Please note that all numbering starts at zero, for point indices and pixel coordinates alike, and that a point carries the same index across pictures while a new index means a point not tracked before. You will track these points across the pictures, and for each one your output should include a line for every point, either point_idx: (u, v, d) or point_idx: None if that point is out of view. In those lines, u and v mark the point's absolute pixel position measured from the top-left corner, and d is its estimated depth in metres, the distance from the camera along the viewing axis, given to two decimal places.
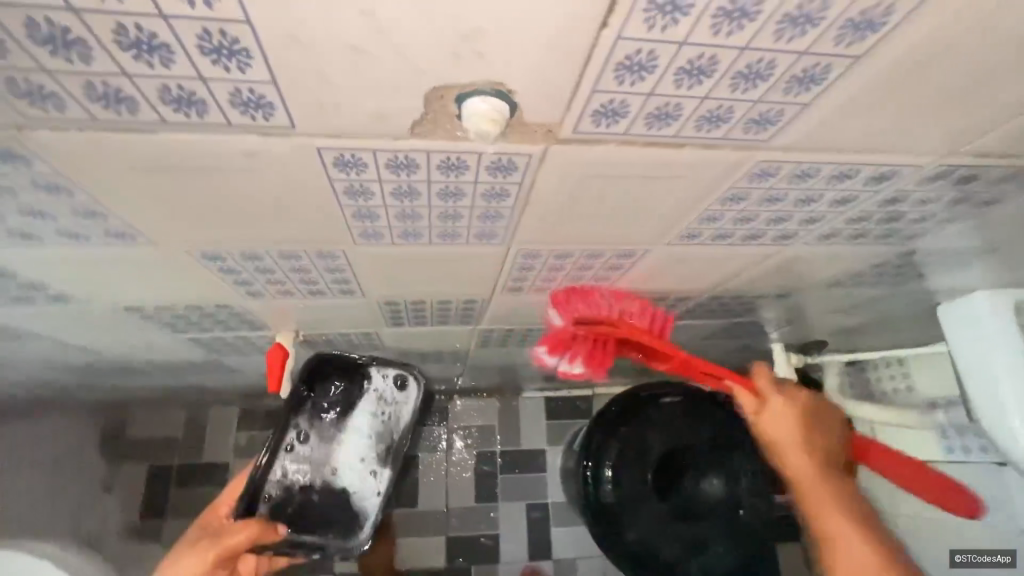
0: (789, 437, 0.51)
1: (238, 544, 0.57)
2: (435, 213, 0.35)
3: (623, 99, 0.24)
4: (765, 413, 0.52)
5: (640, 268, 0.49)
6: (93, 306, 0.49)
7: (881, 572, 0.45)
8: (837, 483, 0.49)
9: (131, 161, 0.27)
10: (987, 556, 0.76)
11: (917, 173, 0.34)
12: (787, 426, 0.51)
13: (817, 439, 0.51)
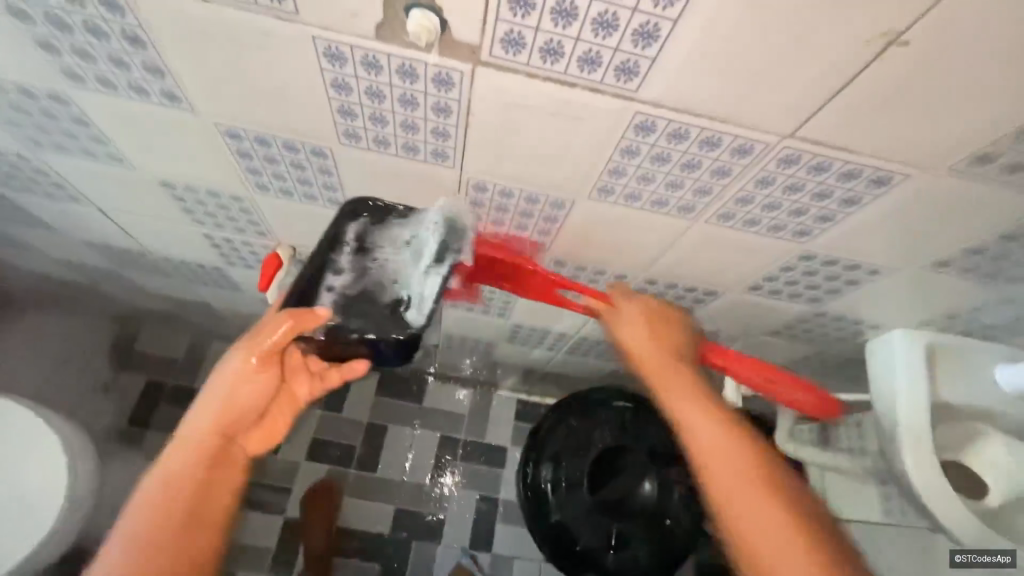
0: (637, 335, 0.60)
1: (274, 342, 0.54)
2: (395, 119, 0.45)
3: (516, 30, 0.35)
4: (621, 317, 0.61)
5: (572, 227, 0.58)
6: (138, 173, 0.61)
7: (714, 419, 0.52)
8: (683, 366, 0.58)
9: (182, 21, 0.39)
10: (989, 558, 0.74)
11: (760, 156, 0.43)
12: (635, 327, 0.61)
13: (668, 335, 0.60)
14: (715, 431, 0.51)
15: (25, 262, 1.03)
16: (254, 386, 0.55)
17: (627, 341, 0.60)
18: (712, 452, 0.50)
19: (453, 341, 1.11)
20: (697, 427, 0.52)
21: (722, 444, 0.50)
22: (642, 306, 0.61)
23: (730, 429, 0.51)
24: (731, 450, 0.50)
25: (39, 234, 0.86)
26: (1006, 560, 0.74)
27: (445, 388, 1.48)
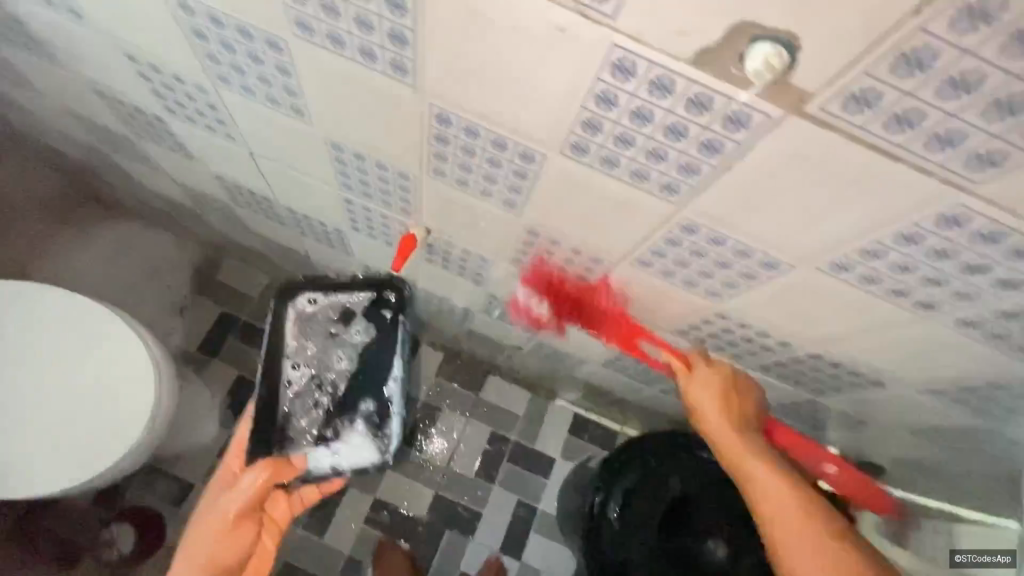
0: (711, 413, 0.59)
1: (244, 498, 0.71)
2: (644, 143, 0.40)
3: (880, 88, 0.29)
4: (692, 386, 0.62)
5: (768, 287, 0.52)
6: (313, 130, 0.58)
7: (788, 491, 0.52)
8: (750, 438, 0.58)
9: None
10: (988, 556, 0.68)
11: None
12: (704, 391, 0.61)
13: (739, 407, 0.60)
14: (788, 502, 0.52)
15: (148, 176, 1.04)
16: (232, 545, 0.68)
17: (702, 416, 0.60)
18: (795, 545, 0.50)
19: (541, 347, 1.07)
20: (773, 498, 0.53)
21: (802, 526, 0.50)
22: (715, 372, 0.62)
23: (806, 505, 0.51)
24: (801, 531, 0.50)
25: (177, 157, 0.85)
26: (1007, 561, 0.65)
27: (504, 383, 1.45)
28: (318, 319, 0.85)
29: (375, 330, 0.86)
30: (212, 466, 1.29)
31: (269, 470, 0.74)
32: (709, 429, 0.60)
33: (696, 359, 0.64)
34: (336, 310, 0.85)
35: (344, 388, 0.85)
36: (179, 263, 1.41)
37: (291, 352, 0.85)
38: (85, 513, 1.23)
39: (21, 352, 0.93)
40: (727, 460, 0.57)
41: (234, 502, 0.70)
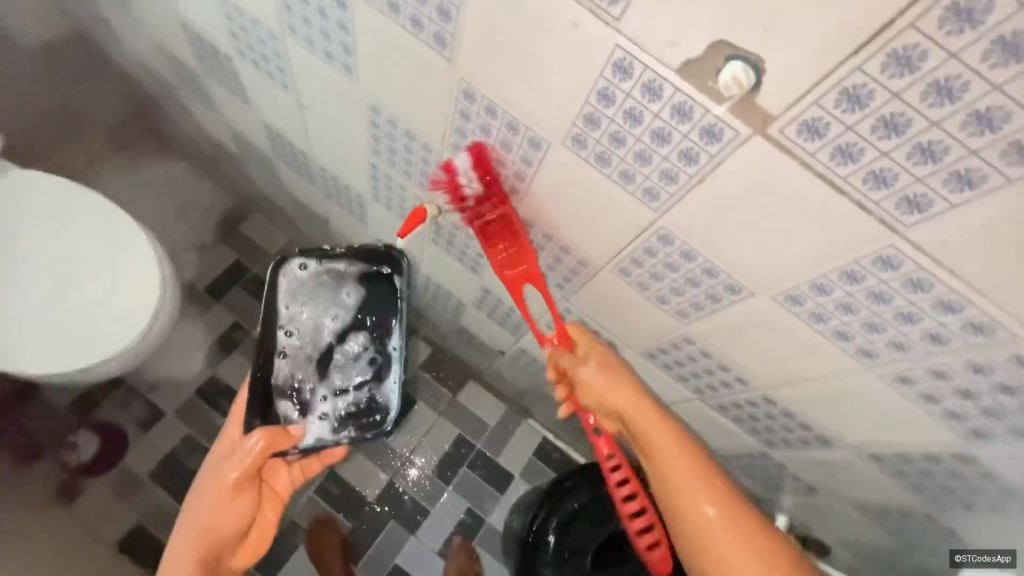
0: (617, 392, 0.68)
1: (243, 467, 0.74)
2: (632, 144, 0.45)
3: (827, 117, 0.34)
4: (593, 367, 0.68)
5: (731, 314, 0.56)
6: (356, 89, 0.65)
7: (688, 457, 0.66)
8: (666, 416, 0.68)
9: None
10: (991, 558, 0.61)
11: (990, 338, 0.40)
12: (605, 370, 0.68)
13: (638, 385, 0.69)
14: (689, 466, 0.65)
15: (205, 117, 1.14)
16: (232, 509, 0.75)
17: (608, 394, 0.68)
18: (705, 507, 0.64)
19: (522, 355, 1.10)
20: (674, 464, 0.66)
21: (697, 487, 0.64)
22: (603, 351, 0.70)
23: (703, 472, 0.65)
24: (701, 489, 0.64)
25: (235, 101, 0.94)
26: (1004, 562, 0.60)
27: (482, 391, 1.47)
28: (310, 284, 0.83)
29: (373, 297, 0.85)
30: (188, 400, 1.33)
31: (268, 440, 0.75)
32: (615, 404, 0.68)
33: (579, 333, 0.70)
34: (329, 277, 0.84)
35: (345, 353, 0.84)
36: (210, 207, 1.49)
37: (284, 320, 0.82)
38: (56, 415, 1.27)
39: (51, 243, 1.01)
40: (637, 428, 0.67)
41: (231, 473, 0.74)
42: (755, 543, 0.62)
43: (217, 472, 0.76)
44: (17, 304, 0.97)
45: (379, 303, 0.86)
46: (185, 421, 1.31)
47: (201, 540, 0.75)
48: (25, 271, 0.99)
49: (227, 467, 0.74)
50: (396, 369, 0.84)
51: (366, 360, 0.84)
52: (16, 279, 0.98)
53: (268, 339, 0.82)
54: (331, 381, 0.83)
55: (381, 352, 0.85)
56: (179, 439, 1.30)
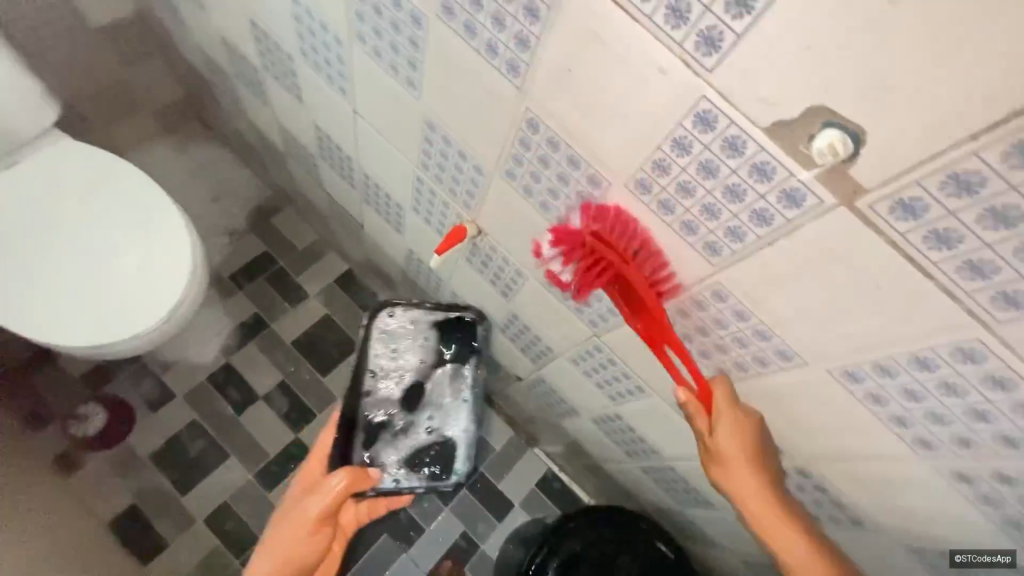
0: (737, 472, 0.57)
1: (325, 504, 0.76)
2: (700, 195, 0.43)
3: (929, 197, 0.32)
4: (717, 435, 0.57)
5: (778, 379, 0.53)
6: (415, 103, 0.65)
7: (804, 540, 0.57)
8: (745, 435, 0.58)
9: (590, 19, 0.39)
10: (986, 556, 0.51)
11: None
12: (729, 438, 0.57)
13: (758, 459, 0.58)
14: (805, 551, 0.57)
15: (255, 110, 1.15)
16: (306, 545, 0.76)
17: (726, 470, 0.57)
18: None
19: (540, 385, 1.08)
20: (791, 550, 0.57)
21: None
22: (737, 419, 0.57)
23: (818, 557, 0.56)
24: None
25: (288, 98, 0.95)
26: (1007, 563, 0.49)
27: (490, 413, 1.45)
28: (402, 328, 1.00)
29: (449, 343, 1.01)
30: (200, 385, 1.33)
31: (350, 479, 0.79)
32: (733, 484, 0.57)
33: (718, 391, 0.57)
34: (411, 323, 1.00)
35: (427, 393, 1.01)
36: (246, 197, 1.51)
37: (371, 367, 1.00)
38: (70, 384, 1.28)
39: (92, 217, 1.02)
40: (757, 522, 0.57)
41: (314, 508, 0.76)
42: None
43: (298, 505, 0.78)
44: (51, 273, 0.98)
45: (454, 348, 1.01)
46: (193, 406, 1.31)
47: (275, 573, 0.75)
48: (63, 242, 1.00)
49: (310, 502, 0.77)
50: (467, 410, 1.03)
51: (443, 400, 1.02)
52: (53, 249, 0.99)
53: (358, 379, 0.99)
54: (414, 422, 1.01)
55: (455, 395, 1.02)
56: (186, 423, 1.30)
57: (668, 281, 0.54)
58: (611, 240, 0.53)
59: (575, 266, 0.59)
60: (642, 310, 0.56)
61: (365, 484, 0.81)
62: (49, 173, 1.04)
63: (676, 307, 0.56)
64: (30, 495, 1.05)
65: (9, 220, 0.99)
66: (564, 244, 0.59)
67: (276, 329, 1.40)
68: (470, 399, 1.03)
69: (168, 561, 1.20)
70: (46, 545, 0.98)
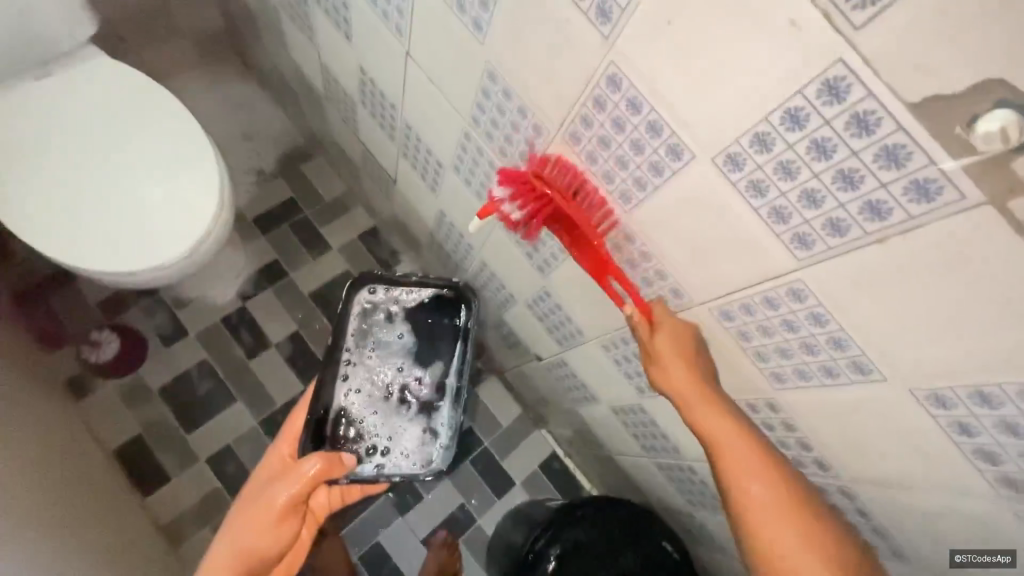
0: (672, 364, 0.58)
1: (294, 492, 0.75)
2: (803, 178, 0.39)
3: None
4: (655, 338, 0.59)
5: (844, 394, 0.49)
6: (478, 50, 0.59)
7: (743, 436, 0.55)
8: (713, 386, 0.58)
9: None
10: (986, 555, 0.49)
11: None
12: (667, 341, 0.59)
13: (699, 362, 0.59)
14: (747, 449, 0.55)
15: (297, 48, 1.10)
16: (273, 536, 0.73)
17: (663, 365, 0.59)
18: (755, 486, 0.54)
19: (559, 368, 1.04)
20: (729, 444, 0.55)
21: (754, 472, 0.54)
22: (677, 326, 0.59)
23: (759, 453, 0.55)
24: (752, 472, 0.54)
25: (334, 35, 0.90)
26: (1007, 564, 0.47)
27: (501, 389, 1.42)
28: (382, 305, 1.01)
29: (432, 327, 1.02)
30: (213, 326, 1.31)
31: (324, 465, 0.78)
32: (669, 379, 0.58)
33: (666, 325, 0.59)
34: (392, 300, 1.02)
35: (408, 379, 1.00)
36: (277, 140, 1.47)
37: (348, 345, 1.00)
38: (86, 309, 1.27)
39: (121, 139, 0.99)
40: (690, 409, 0.57)
41: (281, 496, 0.75)
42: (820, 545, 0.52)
43: (266, 492, 0.76)
44: (76, 192, 0.95)
45: (438, 332, 1.02)
46: (205, 346, 1.30)
47: (237, 563, 0.72)
48: (90, 161, 0.97)
49: (278, 489, 0.75)
50: (451, 397, 1.00)
51: (427, 387, 1.00)
52: (80, 168, 0.96)
53: (336, 356, 0.99)
54: (396, 407, 0.98)
55: (441, 380, 1.01)
56: (196, 362, 1.28)
57: (606, 222, 0.60)
58: (552, 185, 0.61)
59: (519, 209, 0.64)
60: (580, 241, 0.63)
61: (338, 470, 0.80)
62: (82, 89, 1.00)
63: (614, 253, 0.62)
64: (38, 413, 1.05)
65: (39, 134, 0.96)
66: (513, 185, 0.64)
67: (294, 279, 1.37)
68: (454, 387, 1.00)
69: (167, 495, 1.20)
70: (48, 462, 0.98)
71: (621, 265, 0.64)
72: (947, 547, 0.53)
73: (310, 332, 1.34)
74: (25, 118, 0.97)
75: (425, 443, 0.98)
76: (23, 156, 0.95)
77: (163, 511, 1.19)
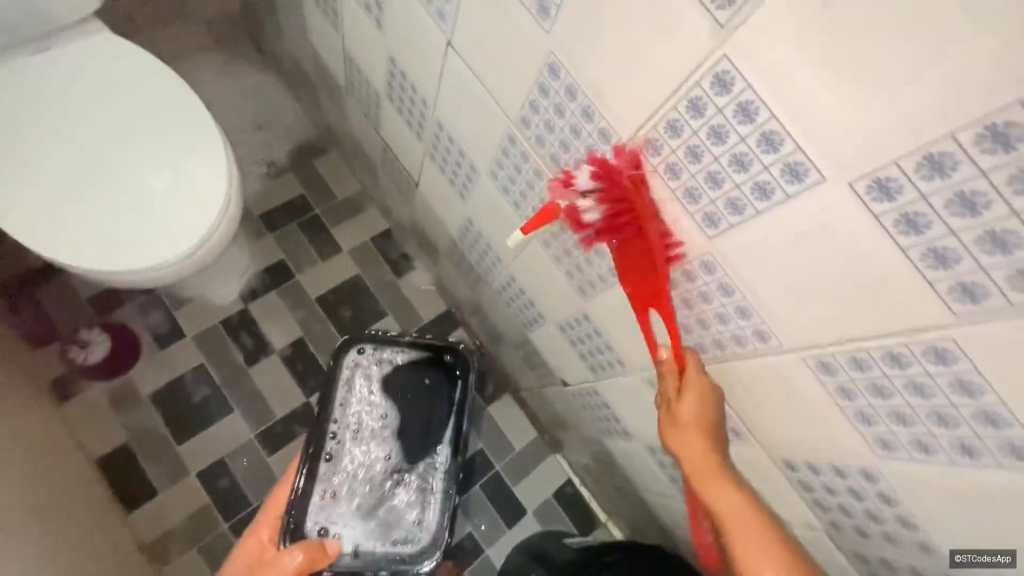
0: (686, 433, 0.56)
1: None
2: (991, 218, 0.30)
3: None
4: (680, 400, 0.57)
5: (982, 475, 0.40)
6: (541, 39, 0.51)
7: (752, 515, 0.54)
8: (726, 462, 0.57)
9: None
10: (986, 555, 0.44)
11: None
12: (691, 406, 0.57)
13: (714, 436, 0.57)
14: (754, 528, 0.53)
15: (318, 34, 1.02)
16: None
17: (679, 432, 0.57)
18: (765, 572, 0.50)
19: (588, 397, 0.95)
20: (738, 525, 0.53)
21: (773, 566, 0.50)
22: (701, 390, 0.57)
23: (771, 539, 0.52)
24: (766, 554, 0.51)
25: (363, 21, 0.81)
26: (1007, 565, 0.42)
27: (515, 409, 1.33)
28: (371, 369, 0.99)
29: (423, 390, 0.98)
30: (213, 328, 1.22)
31: (304, 556, 0.80)
32: (684, 446, 0.57)
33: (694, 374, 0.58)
34: (381, 364, 1.00)
35: (397, 451, 0.96)
36: (291, 133, 1.38)
37: (335, 415, 0.97)
38: (77, 305, 1.18)
39: (122, 124, 0.90)
40: (699, 479, 0.56)
41: None
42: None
43: None
44: (71, 180, 0.86)
45: (429, 397, 0.98)
46: (202, 349, 1.21)
47: None
48: (87, 147, 0.88)
49: None
50: (441, 466, 0.96)
51: (416, 458, 0.96)
52: (76, 153, 0.87)
53: (322, 428, 0.96)
54: (383, 480, 0.95)
55: (431, 449, 0.97)
56: (191, 366, 1.19)
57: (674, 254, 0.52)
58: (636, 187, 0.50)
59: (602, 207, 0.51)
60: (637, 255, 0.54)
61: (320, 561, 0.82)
62: (82, 67, 0.91)
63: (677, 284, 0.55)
64: (18, 419, 0.96)
65: (33, 113, 0.88)
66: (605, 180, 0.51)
67: (301, 282, 1.28)
68: (445, 457, 0.97)
69: (154, 511, 1.11)
70: (26, 473, 0.89)
71: (690, 298, 0.55)
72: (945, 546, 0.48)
73: (316, 340, 1.25)
74: (19, 96, 0.88)
75: (415, 518, 0.94)
76: (14, 138, 0.86)
77: (148, 529, 1.09)
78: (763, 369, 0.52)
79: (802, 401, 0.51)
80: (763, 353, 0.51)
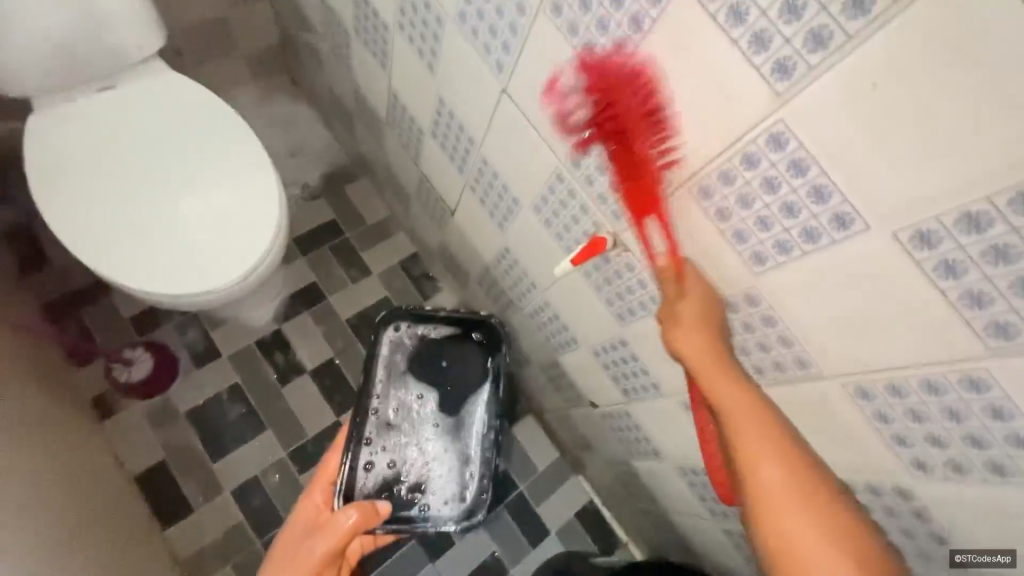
0: (690, 331, 0.57)
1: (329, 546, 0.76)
2: (1020, 265, 0.35)
3: None
4: (680, 298, 0.58)
5: (1012, 493, 0.45)
6: (599, 95, 0.56)
7: (756, 414, 0.56)
8: (730, 361, 0.58)
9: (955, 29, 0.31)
10: (986, 556, 0.50)
11: None
12: (690, 305, 0.58)
13: (718, 333, 0.58)
14: (758, 425, 0.55)
15: (362, 71, 1.08)
16: None
17: (683, 333, 0.58)
18: (767, 467, 0.53)
19: (616, 418, 0.99)
20: (741, 423, 0.55)
21: (763, 447, 0.54)
22: (701, 288, 0.58)
23: (772, 434, 0.55)
24: (767, 452, 0.54)
25: (414, 63, 0.87)
26: (1006, 564, 0.49)
27: (538, 430, 1.36)
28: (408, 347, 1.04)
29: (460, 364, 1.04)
30: (247, 348, 1.26)
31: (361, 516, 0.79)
32: (688, 348, 0.57)
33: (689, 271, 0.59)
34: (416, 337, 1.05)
35: (437, 419, 1.02)
36: (324, 160, 1.44)
37: (377, 391, 1.02)
38: (119, 325, 1.22)
39: (182, 156, 0.95)
40: (705, 378, 0.57)
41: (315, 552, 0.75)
42: (833, 531, 0.51)
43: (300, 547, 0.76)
44: (134, 209, 0.91)
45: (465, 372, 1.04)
46: (238, 369, 1.24)
47: None
48: (149, 178, 0.93)
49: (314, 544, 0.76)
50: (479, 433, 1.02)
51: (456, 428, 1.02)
52: (137, 182, 0.93)
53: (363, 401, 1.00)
54: (426, 446, 1.01)
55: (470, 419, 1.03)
56: (227, 386, 1.23)
57: (664, 155, 0.53)
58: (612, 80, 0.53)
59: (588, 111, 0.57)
60: (631, 164, 0.56)
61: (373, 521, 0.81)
62: (144, 102, 0.97)
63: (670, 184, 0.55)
64: (63, 436, 0.99)
65: (101, 146, 0.94)
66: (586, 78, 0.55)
67: (332, 303, 1.33)
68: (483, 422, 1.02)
69: (188, 528, 1.13)
70: (73, 491, 0.92)
71: (733, 326, 0.59)
72: (947, 547, 0.55)
73: (346, 360, 1.29)
74: (89, 131, 0.94)
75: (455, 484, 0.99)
76: (83, 171, 0.92)
77: (183, 545, 1.12)
78: (802, 394, 0.57)
79: (837, 425, 0.55)
80: (802, 378, 0.56)
